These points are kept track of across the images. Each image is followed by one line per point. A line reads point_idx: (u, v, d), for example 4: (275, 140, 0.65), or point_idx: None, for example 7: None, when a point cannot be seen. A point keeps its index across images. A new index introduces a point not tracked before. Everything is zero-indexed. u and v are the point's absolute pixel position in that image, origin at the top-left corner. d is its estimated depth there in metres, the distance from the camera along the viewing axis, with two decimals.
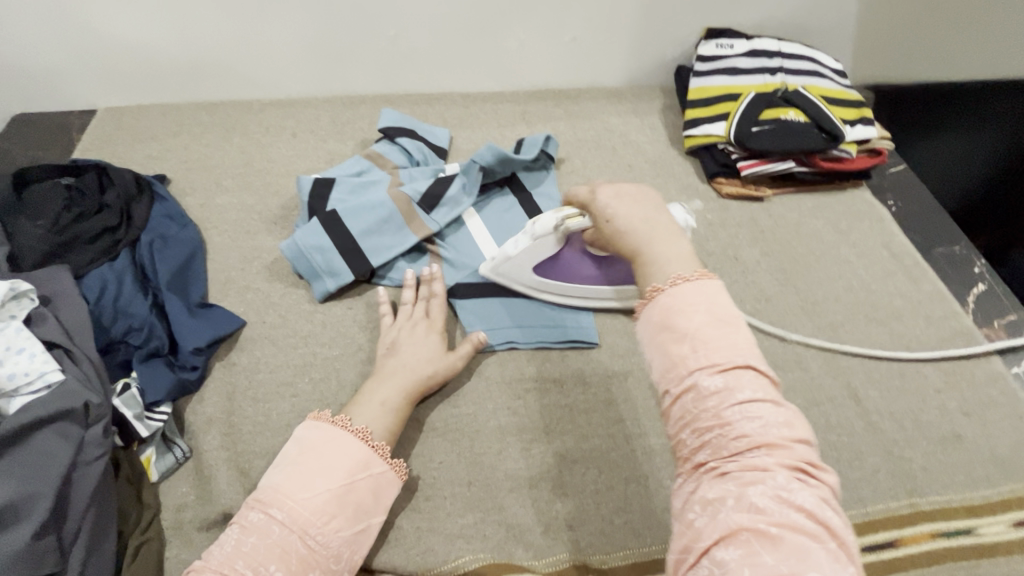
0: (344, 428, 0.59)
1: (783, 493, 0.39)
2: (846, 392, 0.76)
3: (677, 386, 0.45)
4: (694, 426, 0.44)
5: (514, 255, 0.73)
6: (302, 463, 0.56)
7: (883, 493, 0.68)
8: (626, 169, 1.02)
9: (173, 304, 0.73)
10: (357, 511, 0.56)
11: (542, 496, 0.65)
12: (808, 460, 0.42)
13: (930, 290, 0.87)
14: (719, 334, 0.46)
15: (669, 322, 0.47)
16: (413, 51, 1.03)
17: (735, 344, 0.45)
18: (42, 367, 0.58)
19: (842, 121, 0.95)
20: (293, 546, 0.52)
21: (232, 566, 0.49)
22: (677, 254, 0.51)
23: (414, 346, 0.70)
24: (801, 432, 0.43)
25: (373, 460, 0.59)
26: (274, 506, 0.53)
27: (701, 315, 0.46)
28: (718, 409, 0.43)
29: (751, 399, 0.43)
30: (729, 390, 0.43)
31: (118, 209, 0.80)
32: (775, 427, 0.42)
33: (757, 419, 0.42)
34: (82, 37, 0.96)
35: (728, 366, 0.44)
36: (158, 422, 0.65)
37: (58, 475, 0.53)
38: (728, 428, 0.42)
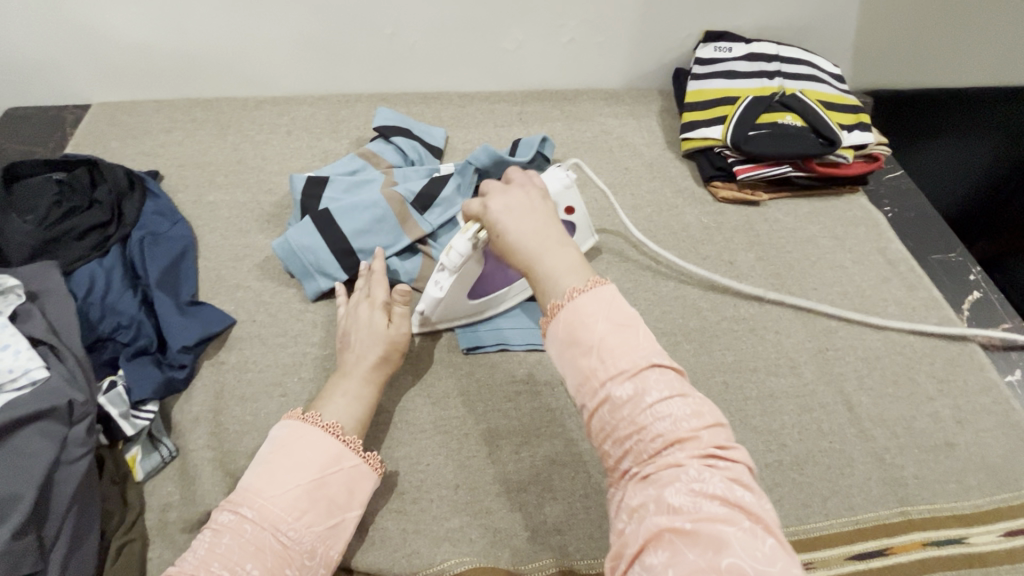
0: (314, 424, 0.59)
1: (696, 486, 0.41)
2: (839, 398, 0.75)
3: (592, 399, 0.46)
4: (614, 436, 0.45)
5: (444, 295, 0.70)
6: (273, 460, 0.56)
7: (874, 501, 0.68)
8: (622, 171, 1.01)
9: (162, 302, 0.72)
10: (330, 506, 0.56)
11: (530, 499, 0.64)
12: (716, 444, 0.43)
13: (925, 297, 0.86)
14: (620, 339, 0.46)
15: (574, 337, 0.47)
16: (410, 50, 1.03)
17: (639, 345, 0.46)
18: (27, 364, 0.58)
19: (839, 126, 0.95)
20: (267, 542, 0.51)
21: (204, 568, 0.48)
22: (565, 260, 0.52)
23: (359, 328, 0.69)
24: (708, 417, 0.44)
25: (346, 454, 0.58)
26: (246, 505, 0.53)
27: (604, 323, 0.47)
28: (631, 414, 0.44)
29: (659, 397, 0.44)
30: (637, 392, 0.44)
31: (109, 205, 0.79)
32: (683, 420, 0.43)
33: (665, 416, 0.44)
34: (77, 32, 0.95)
35: (633, 369, 0.45)
36: (145, 420, 0.64)
37: (41, 474, 0.52)
38: (642, 431, 0.43)
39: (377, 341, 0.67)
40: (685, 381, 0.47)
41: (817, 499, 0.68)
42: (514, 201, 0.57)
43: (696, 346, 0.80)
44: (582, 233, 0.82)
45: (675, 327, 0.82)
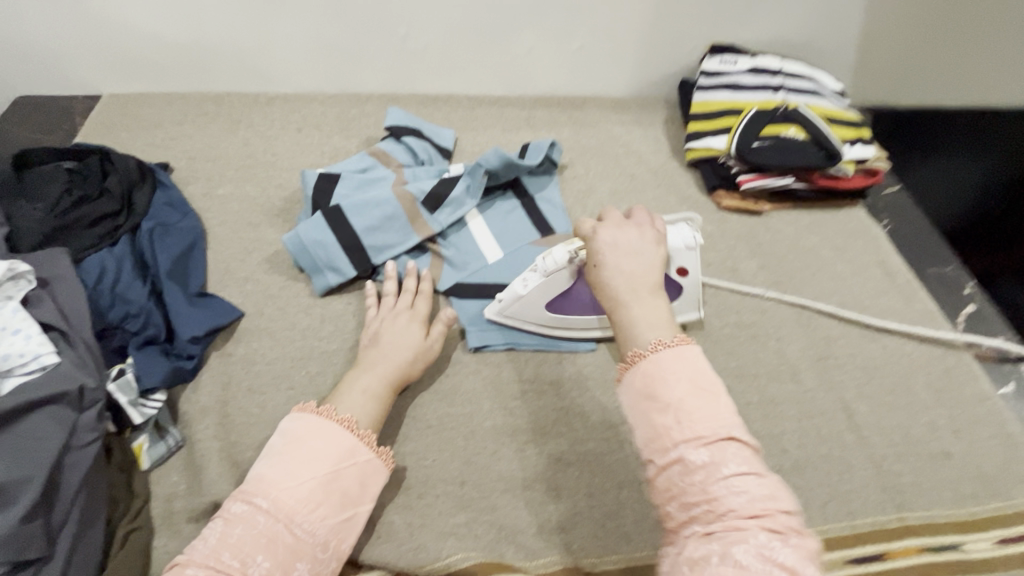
0: (329, 418, 0.59)
1: (765, 551, 0.40)
2: (838, 405, 0.77)
3: (664, 456, 0.46)
4: (682, 500, 0.44)
5: (525, 293, 0.72)
6: (289, 452, 0.56)
7: (872, 506, 0.69)
8: (628, 178, 1.03)
9: (172, 292, 0.73)
10: (344, 499, 0.56)
11: (535, 497, 0.65)
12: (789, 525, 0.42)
13: (922, 308, 0.88)
14: (700, 403, 0.47)
15: (653, 391, 0.48)
16: (422, 53, 1.04)
17: (718, 412, 0.46)
18: (37, 349, 0.57)
19: (841, 140, 0.97)
20: (279, 534, 0.51)
21: (218, 557, 0.48)
22: (654, 313, 0.52)
23: (394, 335, 0.71)
24: (781, 500, 0.43)
25: (359, 448, 0.59)
26: (259, 496, 0.53)
27: (683, 381, 0.48)
28: (703, 482, 0.44)
29: (735, 471, 0.44)
30: (712, 459, 0.44)
31: (120, 195, 0.80)
32: (760, 499, 0.43)
33: (743, 491, 0.43)
34: (92, 23, 0.96)
35: (709, 435, 0.45)
36: (152, 409, 0.64)
37: (51, 458, 0.52)
38: (712, 500, 0.43)
39: (417, 351, 0.70)
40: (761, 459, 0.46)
41: (816, 503, 0.69)
42: (615, 238, 0.57)
43: (700, 350, 0.81)
44: (686, 302, 0.81)
45: (679, 331, 0.83)
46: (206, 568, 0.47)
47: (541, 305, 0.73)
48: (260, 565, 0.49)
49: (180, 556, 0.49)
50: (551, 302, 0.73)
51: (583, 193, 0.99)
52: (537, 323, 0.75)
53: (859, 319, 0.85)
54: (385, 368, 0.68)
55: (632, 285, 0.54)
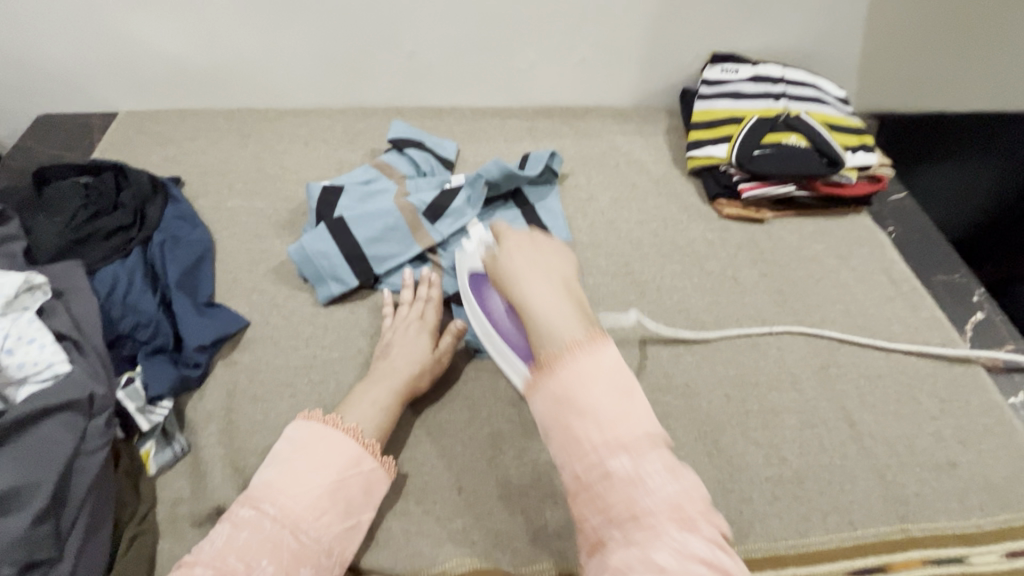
0: (334, 426, 0.61)
1: (684, 554, 0.42)
2: (840, 415, 0.76)
3: (585, 466, 0.46)
4: (604, 509, 0.45)
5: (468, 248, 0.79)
6: (296, 458, 0.58)
7: (875, 517, 0.68)
8: (629, 186, 1.03)
9: (180, 302, 0.75)
10: (347, 507, 0.58)
11: (531, 504, 0.65)
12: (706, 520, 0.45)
13: (928, 316, 0.88)
14: (618, 405, 0.47)
15: (570, 397, 0.48)
16: (426, 68, 1.06)
17: (635, 412, 0.47)
18: (51, 358, 0.59)
19: (843, 147, 0.97)
20: (284, 540, 0.53)
21: (223, 560, 0.51)
22: (559, 304, 0.52)
23: (405, 344, 0.73)
24: (698, 492, 0.46)
25: (364, 458, 0.60)
26: (267, 503, 0.55)
27: (601, 383, 0.48)
28: (626, 489, 0.45)
29: (656, 476, 0.45)
30: (635, 471, 0.45)
31: (133, 209, 0.83)
32: (674, 496, 0.45)
33: (660, 491, 0.44)
34: (108, 42, 0.99)
35: (631, 440, 0.46)
36: (159, 416, 0.66)
37: (61, 463, 0.53)
38: (637, 512, 0.44)
39: (422, 364, 0.71)
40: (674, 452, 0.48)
41: (817, 513, 0.68)
42: (519, 246, 0.58)
43: (699, 358, 0.81)
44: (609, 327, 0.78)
45: (679, 339, 0.83)
46: (212, 568, 0.50)
47: (467, 271, 0.77)
48: (264, 568, 0.51)
49: (187, 555, 0.52)
50: (474, 272, 0.76)
51: (584, 202, 1.00)
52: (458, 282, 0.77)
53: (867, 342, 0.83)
54: (383, 376, 0.69)
55: (522, 266, 0.56)
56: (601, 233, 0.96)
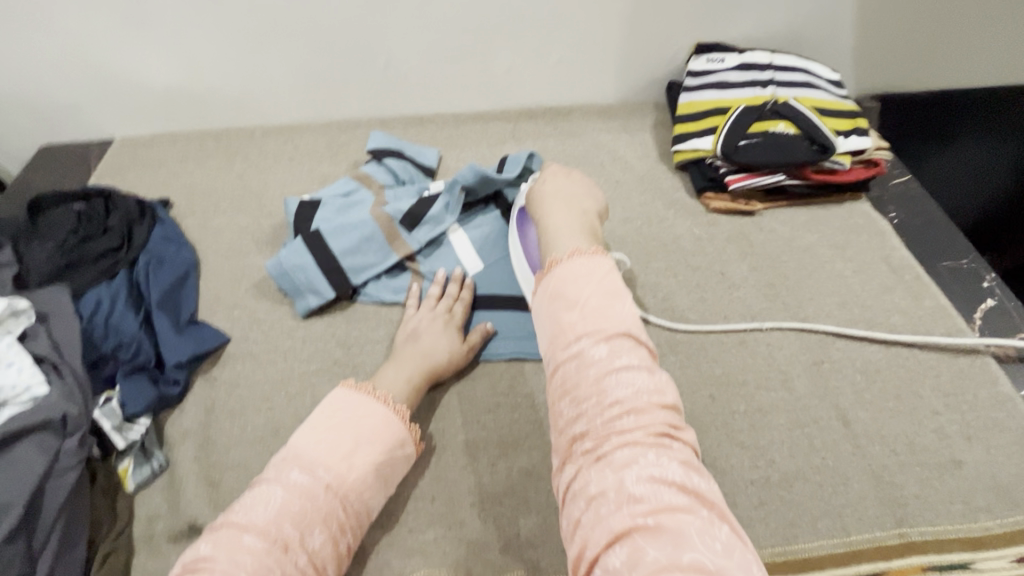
0: (383, 404, 0.63)
1: (653, 471, 0.45)
2: (834, 413, 0.72)
3: (566, 355, 0.52)
4: (575, 397, 0.50)
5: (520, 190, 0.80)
6: (347, 428, 0.60)
7: (870, 522, 0.64)
8: (613, 185, 1.01)
9: (161, 321, 0.76)
10: (386, 482, 0.60)
11: (504, 512, 0.64)
12: (670, 426, 0.49)
13: (931, 305, 0.83)
14: (604, 308, 0.53)
15: (562, 294, 0.55)
16: (405, 76, 1.06)
17: (620, 316, 0.53)
18: (29, 381, 0.62)
19: (834, 132, 0.93)
20: (335, 511, 0.55)
21: (279, 527, 0.52)
22: (572, 226, 0.61)
23: (431, 335, 0.74)
24: (667, 398, 0.50)
25: (406, 440, 0.63)
26: (322, 469, 0.56)
27: (591, 289, 0.54)
28: (599, 378, 0.50)
29: (627, 367, 0.50)
30: (610, 363, 0.50)
31: (120, 232, 0.85)
32: (646, 394, 0.49)
33: (632, 387, 0.49)
34: (97, 73, 1.02)
35: (611, 335, 0.52)
36: (136, 434, 0.67)
37: (32, 483, 0.55)
38: (604, 396, 0.49)
39: (450, 351, 0.73)
40: (655, 365, 0.53)
41: (806, 518, 0.64)
42: (556, 181, 0.68)
43: (684, 357, 0.78)
44: None
45: (663, 339, 0.81)
46: (267, 535, 0.51)
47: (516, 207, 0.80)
48: (315, 537, 0.53)
49: (236, 517, 0.52)
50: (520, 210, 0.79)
51: None
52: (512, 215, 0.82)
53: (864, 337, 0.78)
54: (408, 359, 0.71)
55: (553, 194, 0.66)
56: None
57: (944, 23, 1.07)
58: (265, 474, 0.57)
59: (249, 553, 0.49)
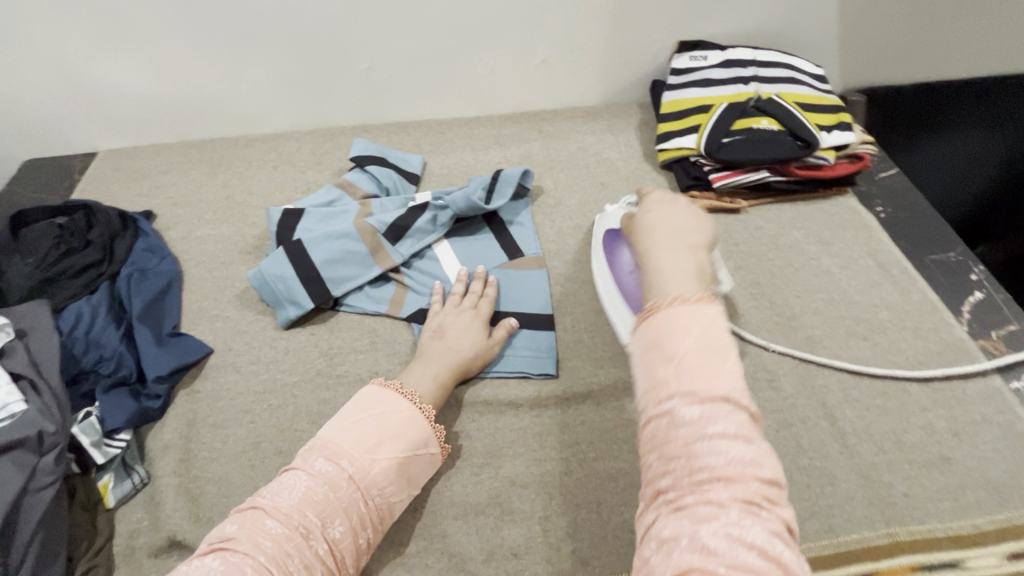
0: (411, 403, 0.64)
1: (732, 531, 0.39)
2: (820, 412, 0.71)
3: (655, 407, 0.45)
4: (662, 451, 0.44)
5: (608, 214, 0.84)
6: (375, 424, 0.61)
7: (858, 522, 0.63)
8: (599, 186, 1.01)
9: (142, 334, 0.76)
10: (411, 481, 0.61)
11: (487, 522, 0.64)
12: (768, 496, 0.41)
13: (918, 300, 0.82)
14: (701, 360, 0.45)
15: (659, 341, 0.47)
16: (388, 83, 1.06)
17: (722, 372, 0.45)
18: (6, 399, 0.61)
19: (818, 127, 0.92)
20: (356, 504, 0.56)
21: (301, 513, 0.54)
22: (681, 266, 0.52)
23: (459, 330, 0.74)
24: (768, 466, 0.42)
25: (431, 440, 0.63)
26: (346, 460, 0.57)
27: (694, 334, 0.46)
28: (688, 438, 0.43)
29: (722, 432, 0.43)
30: (703, 422, 0.43)
31: (102, 245, 0.84)
32: (741, 463, 0.42)
33: (725, 453, 0.42)
34: (79, 86, 1.02)
35: (706, 391, 0.44)
36: (117, 448, 0.67)
37: (8, 500, 0.55)
38: (695, 459, 0.42)
39: (476, 349, 0.73)
40: (757, 428, 0.44)
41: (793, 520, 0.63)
42: (662, 209, 0.60)
43: None
44: None
45: None
46: (288, 520, 0.53)
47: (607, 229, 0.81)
48: (336, 527, 0.55)
49: (265, 500, 0.55)
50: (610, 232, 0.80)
51: (552, 206, 0.97)
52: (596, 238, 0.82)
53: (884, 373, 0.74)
54: (434, 357, 0.72)
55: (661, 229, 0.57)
56: (569, 236, 0.93)
57: (932, 19, 1.07)
58: (299, 460, 0.59)
59: (269, 539, 0.51)
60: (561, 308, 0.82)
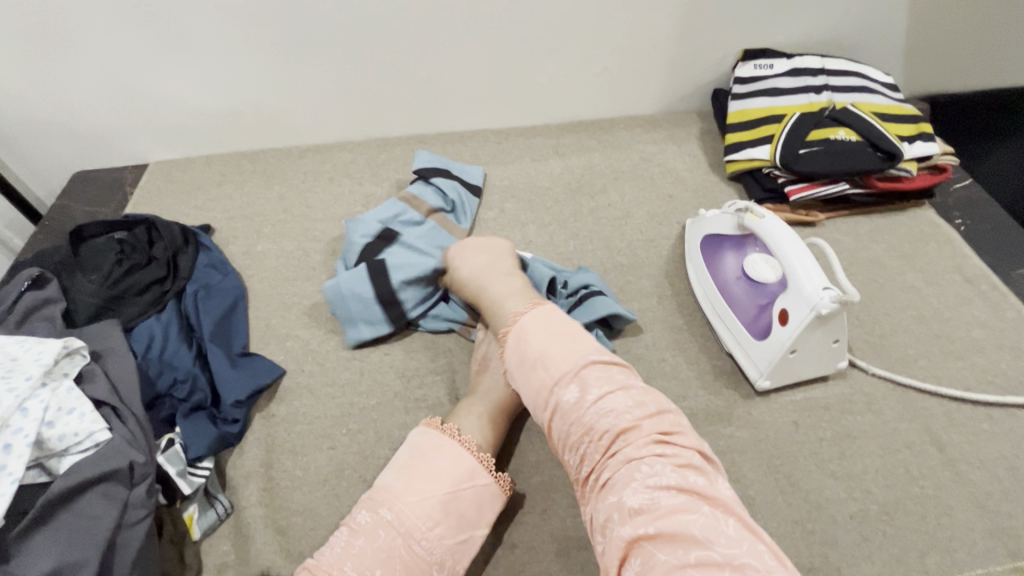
0: (451, 437, 0.60)
1: (651, 483, 0.46)
2: (926, 437, 0.68)
3: (547, 409, 0.53)
4: (573, 447, 0.52)
5: (704, 216, 0.83)
6: (415, 465, 0.57)
7: (981, 556, 0.60)
8: (665, 198, 0.98)
9: (215, 355, 0.73)
10: (461, 521, 0.55)
11: (591, 558, 0.61)
12: (663, 432, 0.49)
13: (1013, 317, 0.79)
14: (559, 347, 0.55)
15: (522, 351, 0.56)
16: (444, 93, 1.04)
17: (576, 348, 0.55)
18: (91, 427, 0.58)
19: (898, 138, 0.89)
20: (398, 551, 0.53)
21: (341, 568, 0.51)
22: (510, 286, 0.67)
23: (500, 356, 0.70)
24: (652, 407, 0.51)
25: (478, 472, 0.58)
26: (384, 507, 0.54)
27: (551, 331, 0.56)
28: (580, 417, 0.51)
29: (600, 395, 0.52)
30: (580, 397, 0.52)
31: (166, 260, 0.82)
32: (627, 413, 0.50)
33: (612, 412, 0.51)
34: (133, 96, 1.00)
35: (570, 370, 0.53)
36: (200, 477, 0.64)
37: (104, 537, 0.53)
38: (592, 432, 0.50)
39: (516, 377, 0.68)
40: (628, 377, 0.54)
41: (914, 554, 0.60)
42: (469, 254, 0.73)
43: None
44: (828, 330, 0.67)
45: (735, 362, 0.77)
46: None
47: (705, 234, 0.81)
48: None
49: (310, 559, 0.53)
50: (710, 237, 0.81)
51: (619, 220, 0.95)
52: (690, 245, 0.84)
53: (997, 399, 0.70)
54: (479, 388, 0.68)
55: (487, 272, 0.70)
56: (641, 251, 0.90)
57: (998, 23, 1.05)
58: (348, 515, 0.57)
59: None
60: (641, 326, 0.80)
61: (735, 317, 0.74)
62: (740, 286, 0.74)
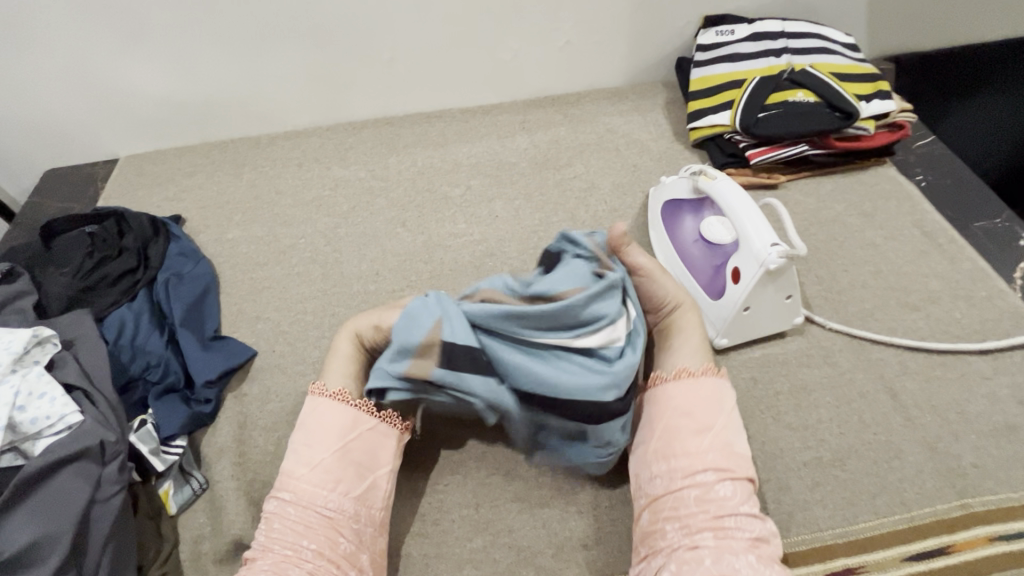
0: (321, 398, 0.61)
1: (755, 568, 0.50)
2: (880, 386, 0.70)
3: (685, 474, 0.56)
4: (688, 507, 0.55)
5: (666, 181, 0.83)
6: (298, 443, 0.59)
7: (928, 495, 0.62)
8: (630, 169, 0.99)
9: (186, 340, 0.75)
10: (359, 469, 0.59)
11: (552, 514, 0.63)
12: (775, 548, 0.53)
13: (969, 268, 0.80)
14: (721, 432, 0.58)
15: (683, 412, 0.60)
16: (408, 72, 1.04)
17: (739, 445, 0.58)
18: (62, 410, 0.60)
19: (856, 97, 0.90)
20: (312, 518, 0.55)
21: (269, 549, 0.54)
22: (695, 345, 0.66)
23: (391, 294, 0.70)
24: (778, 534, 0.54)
25: (360, 418, 0.61)
26: (282, 489, 0.57)
27: (718, 411, 0.60)
28: (715, 495, 0.54)
29: (745, 500, 0.54)
30: (726, 482, 0.55)
31: (136, 251, 0.83)
32: (758, 523, 0.53)
33: (747, 513, 0.53)
34: (97, 89, 1.00)
35: (732, 462, 0.56)
36: (174, 455, 0.67)
37: (77, 513, 0.55)
38: (723, 511, 0.53)
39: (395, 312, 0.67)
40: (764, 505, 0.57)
41: (864, 496, 0.63)
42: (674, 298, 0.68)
43: None
44: (780, 283, 0.69)
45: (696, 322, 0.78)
46: (266, 558, 0.53)
47: (664, 199, 0.82)
48: (308, 547, 0.54)
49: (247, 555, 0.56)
50: (669, 202, 0.81)
51: (586, 191, 0.96)
52: (652, 209, 0.85)
53: (948, 346, 0.72)
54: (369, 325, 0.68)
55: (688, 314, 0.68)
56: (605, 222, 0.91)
57: None
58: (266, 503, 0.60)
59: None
60: None
61: (688, 281, 0.76)
62: (697, 250, 0.75)
